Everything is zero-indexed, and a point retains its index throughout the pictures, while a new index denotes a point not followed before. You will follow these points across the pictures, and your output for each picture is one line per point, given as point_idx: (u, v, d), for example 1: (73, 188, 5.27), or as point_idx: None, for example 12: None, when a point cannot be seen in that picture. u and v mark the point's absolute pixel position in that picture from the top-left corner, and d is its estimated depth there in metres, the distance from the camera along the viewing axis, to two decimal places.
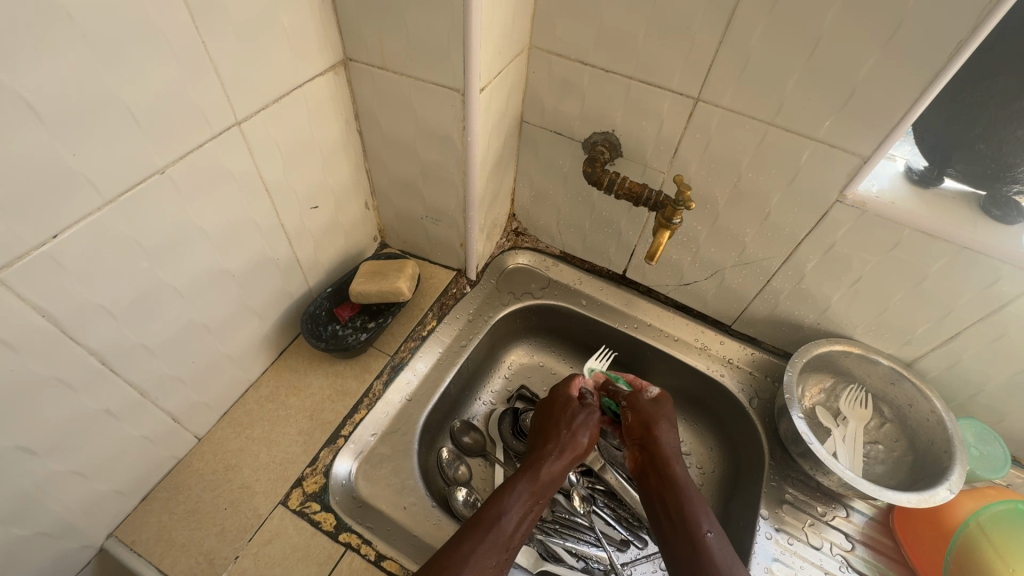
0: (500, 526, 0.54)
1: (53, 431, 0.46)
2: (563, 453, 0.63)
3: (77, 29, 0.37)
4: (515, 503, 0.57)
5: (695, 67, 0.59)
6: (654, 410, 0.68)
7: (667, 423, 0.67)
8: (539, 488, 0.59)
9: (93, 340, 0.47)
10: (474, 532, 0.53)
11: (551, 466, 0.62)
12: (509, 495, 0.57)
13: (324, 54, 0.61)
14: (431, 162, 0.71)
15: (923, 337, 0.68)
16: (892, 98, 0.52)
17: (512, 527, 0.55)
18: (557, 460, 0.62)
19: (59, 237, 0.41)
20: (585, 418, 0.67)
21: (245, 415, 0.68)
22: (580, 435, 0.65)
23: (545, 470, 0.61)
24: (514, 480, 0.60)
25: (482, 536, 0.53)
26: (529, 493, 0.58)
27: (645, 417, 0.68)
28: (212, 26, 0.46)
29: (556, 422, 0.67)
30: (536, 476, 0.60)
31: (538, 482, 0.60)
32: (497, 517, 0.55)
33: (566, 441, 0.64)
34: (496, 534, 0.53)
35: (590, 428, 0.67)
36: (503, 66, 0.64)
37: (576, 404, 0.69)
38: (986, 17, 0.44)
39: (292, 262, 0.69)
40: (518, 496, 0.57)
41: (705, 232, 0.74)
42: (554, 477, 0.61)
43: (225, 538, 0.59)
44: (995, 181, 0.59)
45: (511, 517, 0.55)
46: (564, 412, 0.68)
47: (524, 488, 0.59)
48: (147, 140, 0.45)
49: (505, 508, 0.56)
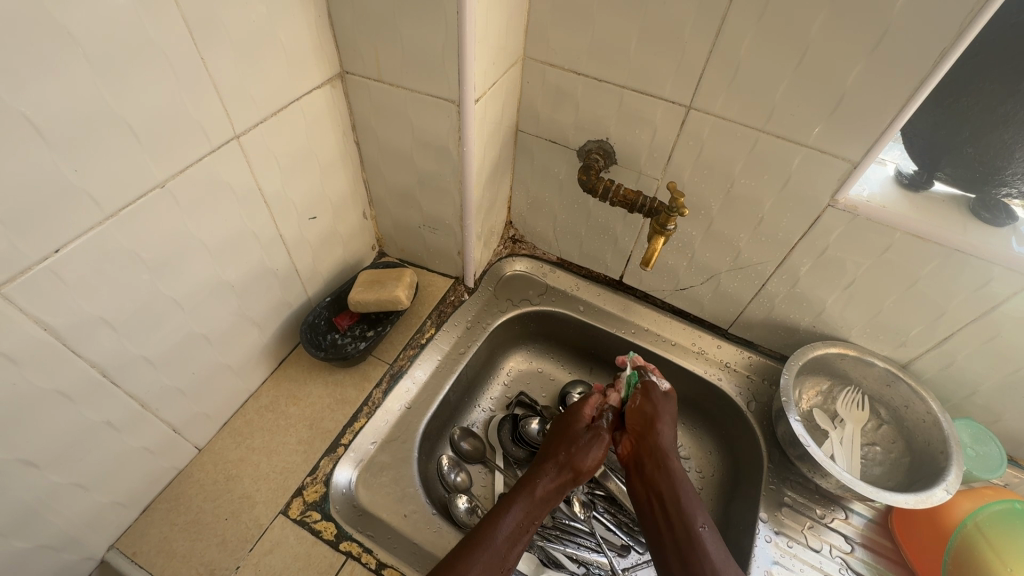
0: (494, 548, 0.54)
1: (55, 444, 0.47)
2: (563, 475, 0.63)
3: (79, 48, 0.38)
4: (511, 524, 0.57)
5: (686, 75, 0.60)
6: (651, 407, 0.67)
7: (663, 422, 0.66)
8: (536, 509, 0.59)
9: (95, 353, 0.48)
10: (471, 552, 0.53)
11: (547, 484, 0.61)
12: (506, 516, 0.57)
13: (321, 67, 0.62)
14: (428, 171, 0.71)
15: (917, 339, 0.69)
16: (879, 104, 0.53)
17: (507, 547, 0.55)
18: (554, 479, 0.62)
19: (61, 251, 0.42)
20: (592, 438, 0.66)
21: (245, 425, 0.68)
22: (585, 459, 0.64)
23: (541, 488, 0.61)
24: (512, 499, 0.59)
25: (477, 557, 0.53)
26: (525, 513, 0.58)
27: (640, 415, 0.67)
28: (212, 42, 0.47)
29: (559, 441, 0.66)
30: (532, 494, 0.60)
31: (534, 502, 0.60)
32: (492, 537, 0.55)
33: (571, 464, 0.63)
34: (491, 556, 0.54)
35: (597, 449, 0.65)
36: (498, 76, 0.65)
37: (583, 424, 0.67)
38: (968, 25, 0.46)
39: (291, 272, 0.69)
40: (515, 518, 0.58)
41: (699, 237, 0.74)
42: (550, 496, 0.61)
43: (226, 549, 0.59)
44: (984, 183, 0.60)
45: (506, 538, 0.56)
46: (571, 434, 0.66)
47: (521, 509, 0.58)
48: (147, 155, 0.46)
49: (502, 528, 0.56)
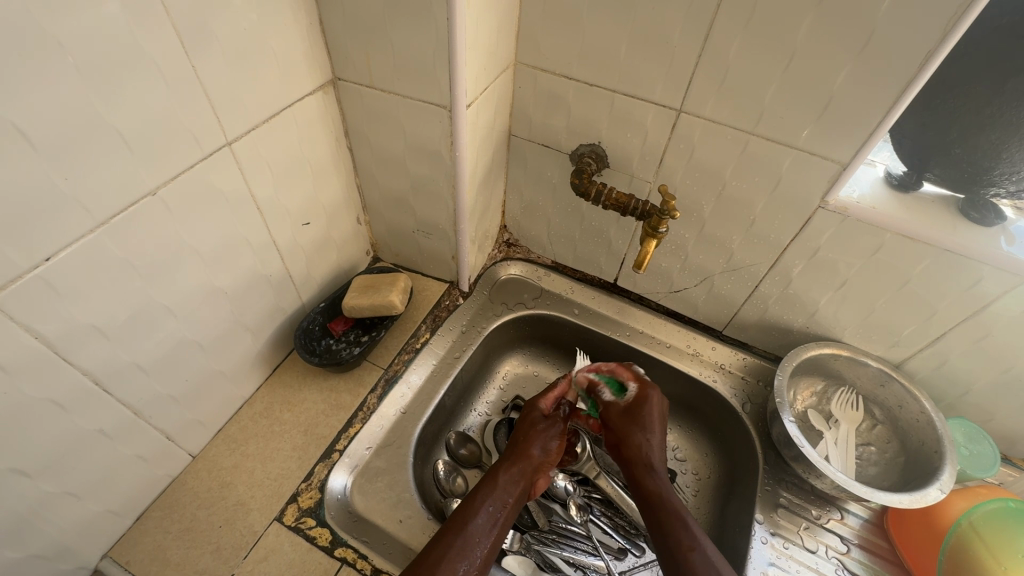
0: (468, 531, 0.55)
1: (47, 453, 0.47)
2: (522, 461, 0.64)
3: (69, 57, 0.38)
4: (481, 510, 0.57)
5: (676, 79, 0.61)
6: (630, 424, 0.65)
7: (642, 433, 0.64)
8: (503, 493, 0.60)
9: (86, 362, 0.47)
10: (444, 539, 0.54)
11: (512, 472, 0.63)
12: (475, 504, 0.58)
13: (313, 74, 0.62)
14: (420, 176, 0.72)
15: (910, 339, 0.69)
16: (866, 106, 0.53)
17: (480, 530, 0.55)
18: (514, 464, 0.63)
19: (52, 259, 0.42)
20: (548, 426, 0.69)
21: (239, 432, 0.68)
22: (532, 445, 0.66)
23: (504, 473, 0.62)
24: (481, 488, 0.60)
25: (451, 542, 0.53)
26: (496, 502, 0.59)
27: (622, 434, 0.65)
28: (202, 51, 0.47)
29: (518, 432, 0.68)
30: (495, 483, 0.61)
31: (499, 489, 0.60)
32: (465, 521, 0.56)
33: (529, 453, 0.65)
34: (464, 539, 0.54)
35: (554, 439, 0.68)
36: (489, 82, 0.65)
37: (540, 418, 0.70)
38: (952, 27, 0.46)
39: (284, 278, 0.69)
40: (484, 504, 0.58)
41: (692, 240, 0.75)
42: (516, 479, 0.62)
43: (220, 556, 0.58)
44: (973, 184, 0.60)
45: (481, 524, 0.56)
46: (525, 424, 0.69)
47: (490, 498, 0.59)
48: (140, 163, 0.46)
49: (473, 513, 0.57)
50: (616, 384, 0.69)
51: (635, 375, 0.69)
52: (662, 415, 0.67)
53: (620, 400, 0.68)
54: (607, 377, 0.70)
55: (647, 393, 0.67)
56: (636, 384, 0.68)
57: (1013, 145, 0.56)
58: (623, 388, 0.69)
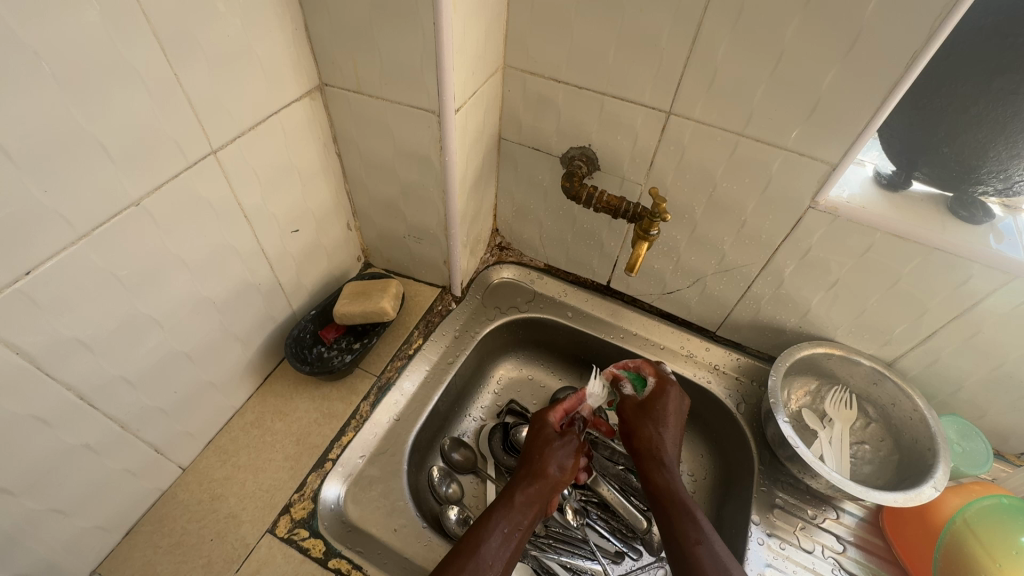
0: (479, 555, 0.54)
1: (31, 471, 0.46)
2: (540, 480, 0.63)
3: (47, 70, 0.38)
4: (494, 532, 0.57)
5: (665, 81, 0.61)
6: (644, 415, 0.67)
7: (655, 425, 0.66)
8: (518, 516, 0.59)
9: (70, 376, 0.47)
10: (456, 560, 0.53)
11: (528, 493, 0.62)
12: (488, 526, 0.57)
13: (300, 80, 0.61)
14: (410, 181, 0.71)
15: (901, 338, 0.69)
16: (854, 106, 0.53)
17: (493, 554, 0.55)
18: (531, 484, 0.63)
19: (31, 274, 0.41)
20: (562, 443, 0.67)
21: (230, 443, 0.68)
22: (550, 463, 0.65)
23: (520, 495, 0.61)
24: (494, 510, 0.60)
25: (462, 564, 0.53)
26: (509, 523, 0.58)
27: (636, 427, 0.67)
28: (186, 58, 0.47)
29: (533, 447, 0.67)
30: (510, 504, 0.60)
31: (514, 510, 0.60)
32: (477, 545, 0.55)
33: (545, 471, 0.64)
34: (476, 563, 0.53)
35: (569, 454, 0.67)
36: (478, 87, 0.65)
37: (554, 434, 0.68)
38: (937, 28, 0.46)
39: (273, 286, 0.68)
40: (498, 525, 0.57)
41: (684, 241, 0.75)
42: (532, 501, 0.61)
43: (212, 570, 0.58)
44: (962, 182, 0.61)
45: (493, 546, 0.55)
46: (539, 440, 0.68)
47: (504, 520, 0.58)
48: (122, 175, 0.45)
49: (486, 536, 0.56)
50: (638, 380, 0.71)
51: (655, 370, 0.71)
52: (680, 411, 0.68)
53: (639, 394, 0.70)
54: (632, 373, 0.72)
55: (665, 388, 0.68)
56: (655, 379, 0.70)
57: (1000, 143, 0.56)
58: (644, 383, 0.71)
